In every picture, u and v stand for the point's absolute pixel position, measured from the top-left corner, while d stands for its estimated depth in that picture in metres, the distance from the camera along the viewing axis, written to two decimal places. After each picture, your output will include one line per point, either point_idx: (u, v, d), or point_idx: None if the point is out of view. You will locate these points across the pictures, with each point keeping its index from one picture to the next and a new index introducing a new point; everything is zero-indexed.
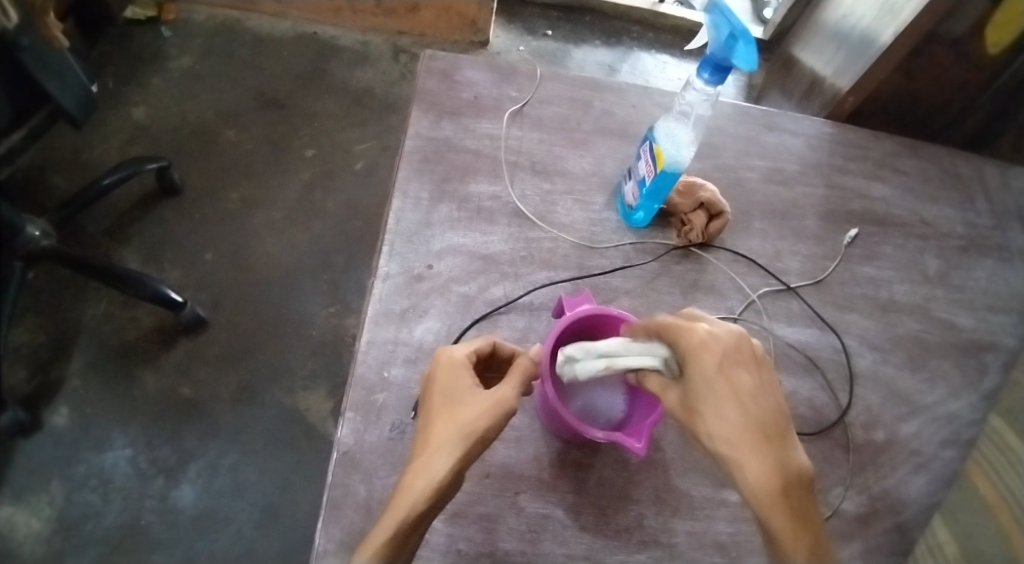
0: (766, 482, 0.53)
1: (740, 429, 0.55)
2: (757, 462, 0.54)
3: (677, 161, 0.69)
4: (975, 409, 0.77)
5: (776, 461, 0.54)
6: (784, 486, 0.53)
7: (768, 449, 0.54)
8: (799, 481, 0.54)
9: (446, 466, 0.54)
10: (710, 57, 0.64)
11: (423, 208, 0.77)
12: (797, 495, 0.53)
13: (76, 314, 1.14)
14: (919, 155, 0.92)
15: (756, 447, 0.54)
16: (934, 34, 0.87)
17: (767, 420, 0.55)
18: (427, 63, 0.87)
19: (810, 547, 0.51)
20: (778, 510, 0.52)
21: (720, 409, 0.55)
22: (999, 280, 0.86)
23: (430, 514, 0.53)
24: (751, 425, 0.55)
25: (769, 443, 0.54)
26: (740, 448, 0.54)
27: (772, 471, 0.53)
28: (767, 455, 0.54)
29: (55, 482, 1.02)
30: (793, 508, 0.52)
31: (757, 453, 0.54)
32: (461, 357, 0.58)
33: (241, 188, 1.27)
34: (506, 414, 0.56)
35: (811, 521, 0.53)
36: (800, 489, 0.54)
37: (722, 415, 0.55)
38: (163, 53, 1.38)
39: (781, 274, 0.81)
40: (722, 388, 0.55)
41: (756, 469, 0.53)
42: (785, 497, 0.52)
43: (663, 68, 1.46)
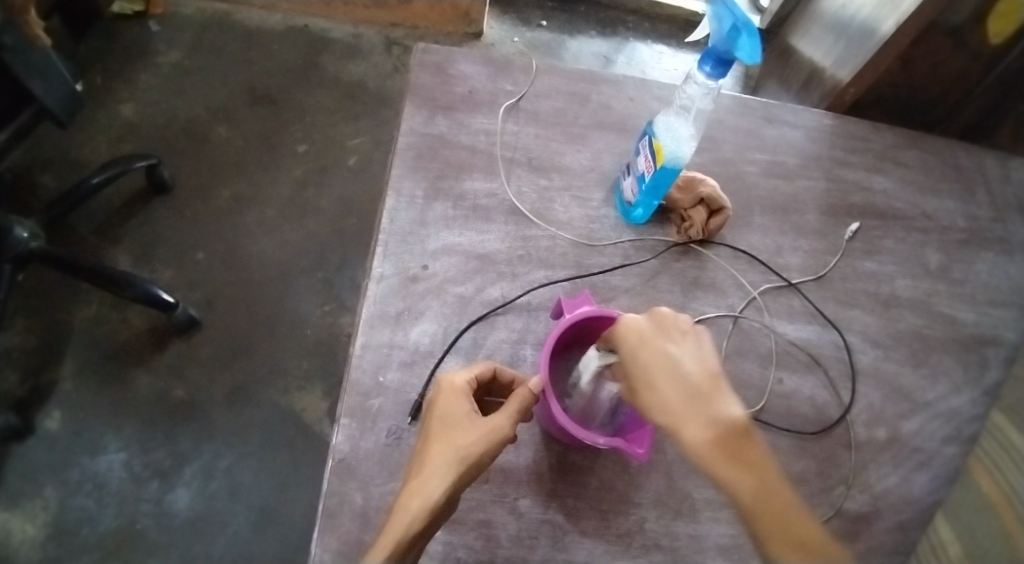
0: (707, 442, 0.52)
1: (673, 397, 0.54)
2: (694, 425, 0.53)
3: (677, 157, 0.68)
4: (977, 405, 0.76)
5: (713, 421, 0.53)
6: (724, 444, 0.52)
7: (702, 409, 0.53)
8: (741, 435, 0.53)
9: (441, 489, 0.53)
10: (712, 50, 0.62)
11: (418, 207, 0.75)
12: (740, 447, 0.52)
13: (67, 316, 1.12)
14: (919, 147, 0.91)
15: (691, 411, 0.53)
16: (936, 22, 0.85)
17: (698, 381, 0.54)
18: (420, 57, 0.85)
19: (758, 495, 0.50)
20: (722, 466, 0.51)
21: (651, 381, 0.54)
22: (1000, 274, 0.85)
23: (423, 537, 0.53)
24: (684, 391, 0.54)
25: (703, 404, 0.54)
26: (676, 415, 0.53)
27: (709, 431, 0.53)
28: (702, 416, 0.53)
29: (49, 487, 1.01)
30: (737, 461, 0.52)
31: (693, 416, 0.53)
32: (462, 383, 0.57)
33: (233, 185, 1.25)
34: (503, 443, 0.55)
35: (760, 471, 0.52)
36: (743, 440, 0.53)
37: (654, 387, 0.54)
38: (151, 48, 1.36)
39: (781, 270, 0.80)
40: (649, 360, 0.55)
41: (694, 433, 0.53)
42: (726, 452, 0.52)
43: (659, 58, 1.44)
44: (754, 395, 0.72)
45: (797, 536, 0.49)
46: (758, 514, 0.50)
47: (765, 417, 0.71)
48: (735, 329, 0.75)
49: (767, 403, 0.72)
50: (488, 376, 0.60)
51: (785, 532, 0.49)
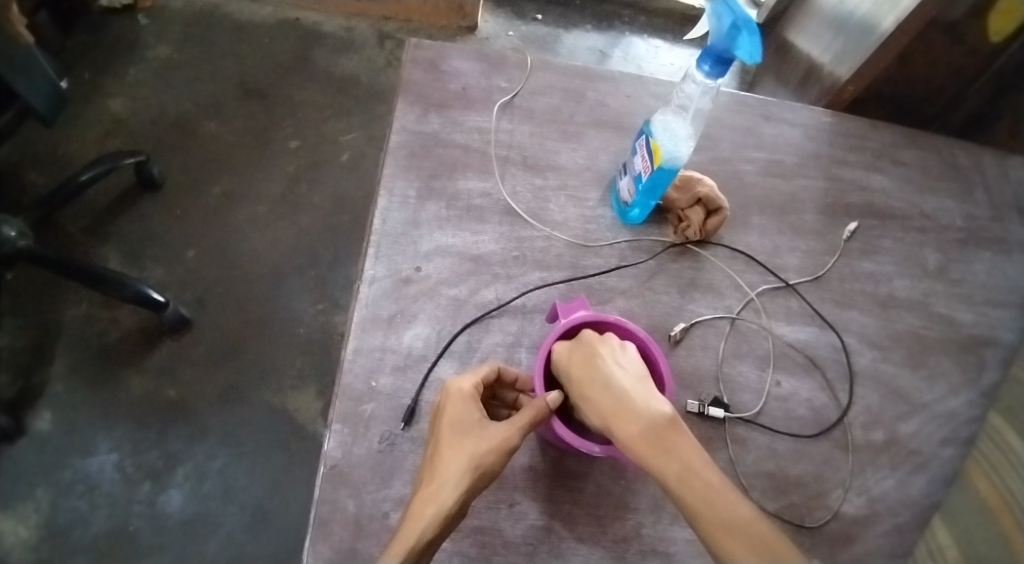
0: (636, 437, 0.55)
1: (603, 400, 0.58)
2: (622, 422, 0.56)
3: (674, 157, 0.66)
4: (975, 406, 0.75)
5: (640, 417, 0.56)
6: (651, 436, 0.55)
7: (629, 409, 0.57)
8: (666, 426, 0.55)
9: (454, 498, 0.52)
10: (711, 48, 0.61)
11: (410, 207, 0.74)
12: (666, 437, 0.55)
13: (56, 315, 1.10)
14: (918, 145, 0.90)
15: (619, 411, 0.57)
16: (937, 20, 0.84)
17: (624, 383, 0.58)
18: (413, 53, 0.84)
19: (684, 478, 0.53)
20: (650, 457, 0.54)
21: (582, 391, 0.59)
22: (998, 273, 0.84)
23: (434, 546, 0.52)
24: (611, 393, 0.58)
25: (629, 403, 0.57)
26: (607, 417, 0.57)
27: (636, 426, 0.56)
28: (629, 412, 0.57)
29: (41, 489, 1.00)
30: (663, 450, 0.54)
31: (622, 415, 0.57)
32: (470, 389, 0.57)
33: (224, 181, 1.24)
34: (514, 451, 0.55)
35: (686, 457, 0.54)
36: (670, 432, 0.55)
37: (585, 396, 0.59)
38: (140, 42, 1.33)
39: (779, 270, 0.79)
40: (577, 371, 0.59)
41: (623, 430, 0.56)
42: (653, 443, 0.55)
43: (655, 53, 1.42)
44: (752, 397, 0.71)
45: (718, 515, 0.50)
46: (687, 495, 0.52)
47: (762, 420, 0.71)
48: (732, 331, 0.74)
49: (765, 406, 0.71)
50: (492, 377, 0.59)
51: (709, 512, 0.51)
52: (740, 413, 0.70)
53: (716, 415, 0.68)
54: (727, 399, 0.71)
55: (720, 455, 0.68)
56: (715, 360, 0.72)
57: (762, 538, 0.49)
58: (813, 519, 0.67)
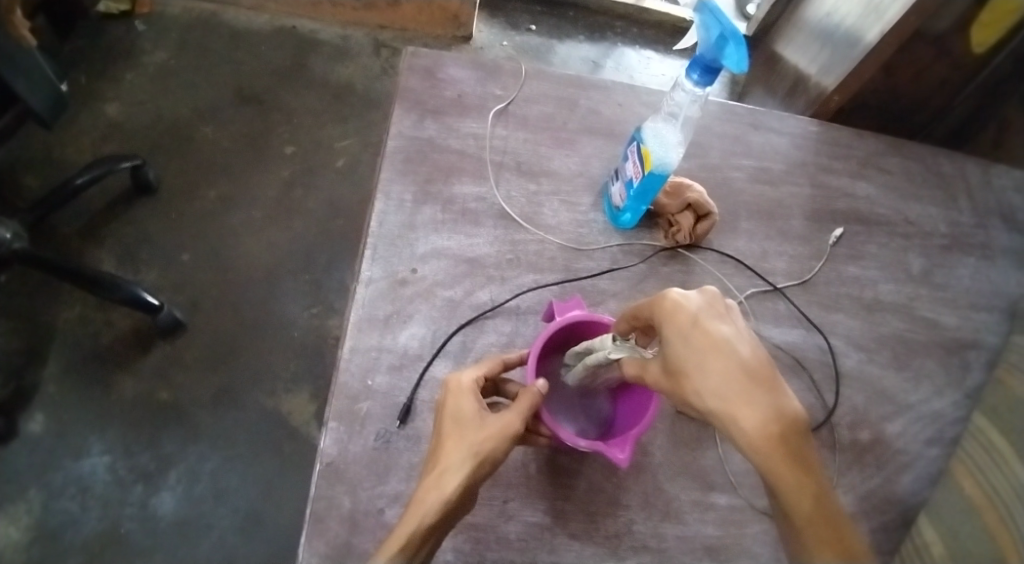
0: (763, 434, 0.46)
1: (727, 381, 0.47)
2: (750, 413, 0.47)
3: (665, 163, 0.68)
4: (958, 407, 0.77)
5: (771, 410, 0.47)
6: (783, 438, 0.46)
7: (760, 396, 0.47)
8: (801, 431, 0.46)
9: (454, 485, 0.52)
10: (700, 58, 0.63)
11: (406, 210, 0.75)
12: (799, 445, 0.46)
13: (50, 318, 1.11)
14: (902, 153, 0.93)
15: (749, 394, 0.47)
16: (919, 32, 0.86)
17: (756, 370, 0.48)
18: (410, 60, 0.85)
19: (815, 495, 0.45)
20: (780, 463, 0.45)
21: (704, 364, 0.48)
22: (981, 278, 0.86)
23: (436, 535, 0.52)
24: (740, 377, 0.48)
25: (760, 393, 0.47)
26: (730, 401, 0.47)
27: (768, 419, 0.46)
28: (759, 404, 0.47)
29: (32, 491, 1.00)
30: (797, 460, 0.45)
31: (749, 404, 0.47)
32: (468, 382, 0.58)
33: (220, 186, 1.24)
34: (513, 439, 0.55)
35: (817, 472, 0.46)
36: (801, 434, 0.47)
37: (706, 368, 0.48)
38: (137, 48, 1.35)
39: (767, 274, 0.81)
40: (704, 343, 0.49)
41: (750, 421, 0.46)
42: (786, 444, 0.46)
43: (647, 64, 1.45)
44: None
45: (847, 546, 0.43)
46: (816, 517, 0.44)
47: None
48: None
49: None
50: (491, 372, 0.60)
51: (838, 545, 0.43)
52: None
53: None
54: None
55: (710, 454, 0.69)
56: None
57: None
58: None
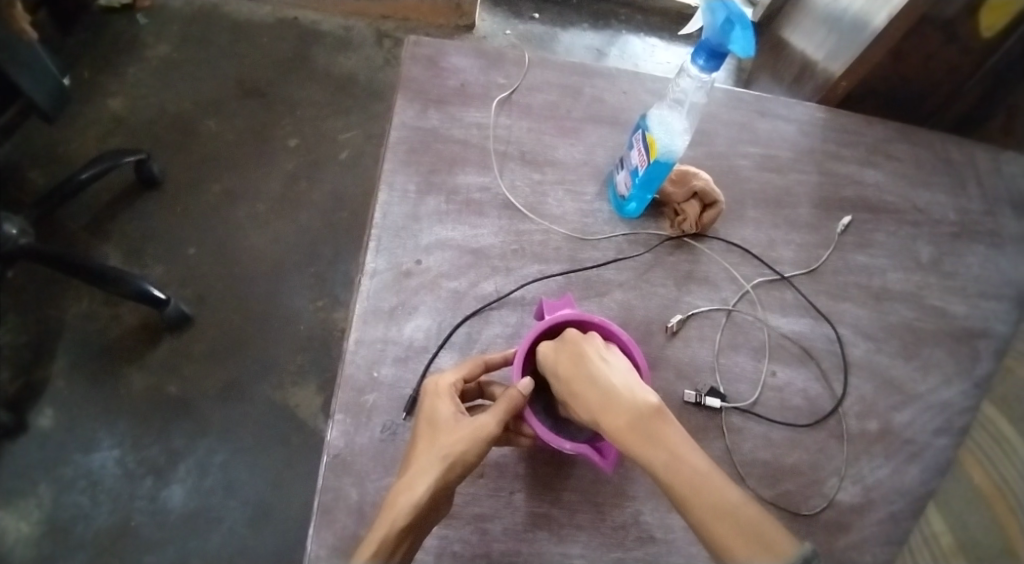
0: (623, 428, 0.53)
1: (590, 394, 0.56)
2: (609, 414, 0.54)
3: (670, 151, 0.67)
4: (968, 396, 0.77)
5: (624, 408, 0.54)
6: (639, 428, 0.53)
7: (613, 400, 0.55)
8: (654, 418, 0.53)
9: (425, 487, 0.51)
10: (705, 43, 0.62)
11: (410, 201, 0.75)
12: (654, 427, 0.52)
13: (57, 313, 1.11)
14: (911, 140, 0.91)
15: (604, 402, 0.55)
16: (927, 17, 0.85)
17: (611, 377, 0.56)
18: (412, 49, 0.84)
19: (673, 466, 0.50)
20: (639, 448, 0.52)
21: (569, 387, 0.57)
22: (990, 266, 0.85)
23: (408, 537, 0.51)
24: (598, 387, 0.56)
25: (616, 396, 0.55)
26: (595, 410, 0.55)
27: (623, 417, 0.54)
28: (617, 404, 0.54)
29: (42, 485, 1.00)
30: (652, 440, 0.52)
31: (610, 407, 0.55)
32: (446, 385, 0.57)
33: (224, 179, 1.24)
34: (489, 442, 0.54)
35: (676, 447, 0.51)
36: (656, 421, 0.53)
37: (572, 392, 0.57)
38: (139, 41, 1.34)
39: (774, 263, 0.80)
40: (565, 370, 0.58)
41: (611, 422, 0.54)
42: (640, 433, 0.52)
43: (652, 51, 1.43)
44: (748, 388, 0.72)
45: (709, 502, 0.47)
46: (678, 484, 0.49)
47: (759, 410, 0.72)
48: (728, 322, 0.75)
49: (760, 396, 0.72)
50: (474, 373, 0.59)
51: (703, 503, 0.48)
52: (737, 403, 0.71)
53: (712, 405, 0.70)
54: (723, 388, 0.72)
55: (716, 444, 0.69)
56: (712, 351, 0.73)
57: (758, 524, 0.46)
58: (809, 506, 0.68)
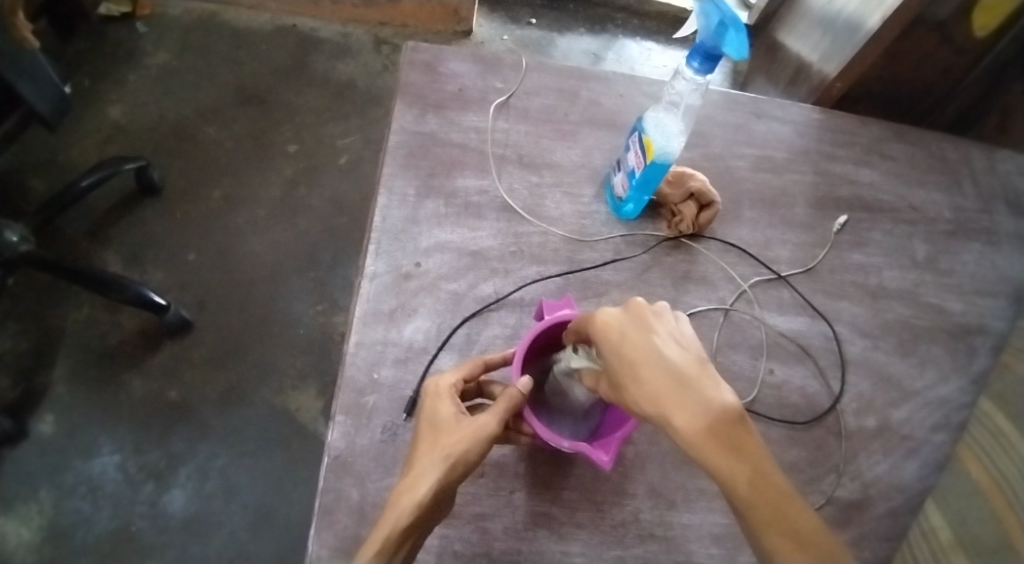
0: (696, 428, 0.46)
1: (659, 383, 0.49)
2: (682, 409, 0.47)
3: (666, 152, 0.68)
4: (965, 393, 0.77)
5: (700, 405, 0.47)
6: (716, 430, 0.46)
7: (688, 394, 0.48)
8: (733, 420, 0.46)
9: (427, 486, 0.52)
10: (700, 46, 0.63)
11: (409, 204, 0.75)
12: (733, 432, 0.46)
13: (58, 319, 1.11)
14: (905, 139, 0.92)
15: (677, 394, 0.48)
16: (920, 18, 0.86)
17: (687, 368, 0.49)
18: (410, 55, 0.85)
19: (753, 480, 0.44)
20: (713, 453, 0.45)
21: (633, 370, 0.50)
22: (986, 264, 0.86)
23: (410, 537, 0.51)
24: (670, 376, 0.49)
25: (692, 390, 0.48)
26: (662, 402, 0.48)
27: (697, 415, 0.47)
28: (692, 400, 0.48)
29: (44, 491, 1.01)
30: (730, 448, 0.45)
31: (682, 402, 0.48)
32: (446, 386, 0.58)
33: (224, 185, 1.25)
34: (489, 441, 0.54)
35: (754, 457, 0.45)
36: (735, 425, 0.46)
37: (636, 374, 0.50)
38: (139, 49, 1.35)
39: (771, 263, 0.80)
40: (633, 349, 0.51)
41: (681, 420, 0.47)
42: (716, 436, 0.46)
43: (648, 55, 1.44)
44: (745, 386, 0.73)
45: (792, 526, 0.42)
46: (756, 500, 0.43)
47: (757, 408, 0.72)
48: (726, 321, 0.76)
49: (758, 394, 0.73)
50: (473, 374, 0.60)
51: (783, 527, 0.42)
52: None
53: None
54: None
55: None
56: (709, 350, 0.74)
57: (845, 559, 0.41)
58: (807, 503, 0.69)
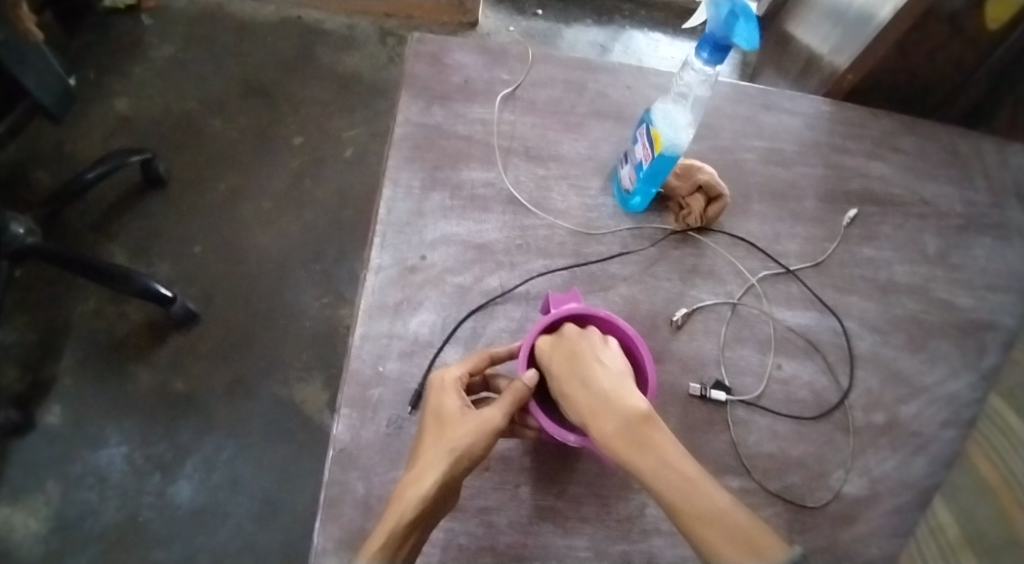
0: (612, 434, 0.53)
1: (582, 397, 0.56)
2: (599, 419, 0.55)
3: (675, 144, 0.67)
4: (975, 389, 0.76)
5: (613, 414, 0.54)
6: (627, 434, 0.53)
7: (603, 405, 0.55)
8: (641, 424, 0.53)
9: (432, 480, 0.51)
10: (710, 36, 0.62)
11: (415, 197, 0.75)
12: (643, 432, 0.53)
13: (65, 311, 1.12)
14: (917, 133, 0.91)
15: (594, 406, 0.56)
16: (933, 9, 0.84)
17: (603, 381, 0.57)
18: (416, 46, 0.85)
19: (660, 472, 0.50)
20: (626, 454, 0.52)
21: (560, 388, 0.58)
22: (998, 259, 0.85)
23: (416, 532, 0.51)
24: (590, 391, 0.56)
25: (608, 400, 0.56)
26: (585, 414, 0.56)
27: (612, 423, 0.54)
28: (607, 410, 0.55)
29: (51, 482, 1.01)
30: (640, 446, 0.52)
31: (601, 411, 0.55)
32: (452, 380, 0.58)
33: (230, 178, 1.25)
34: (495, 436, 0.54)
35: (662, 452, 0.52)
36: (644, 427, 0.53)
37: (564, 392, 0.58)
38: (145, 41, 1.35)
39: (780, 257, 0.80)
40: (558, 368, 0.59)
41: (599, 428, 0.54)
42: (627, 439, 0.53)
43: (656, 46, 1.43)
44: (753, 381, 0.72)
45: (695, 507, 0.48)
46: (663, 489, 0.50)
47: (764, 403, 0.72)
48: (734, 315, 0.75)
49: (766, 389, 0.72)
50: (478, 368, 0.60)
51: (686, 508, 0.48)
52: (742, 396, 0.71)
53: (718, 398, 0.70)
54: (728, 381, 0.72)
55: (722, 437, 0.69)
56: (717, 344, 0.73)
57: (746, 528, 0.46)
58: (814, 499, 0.68)
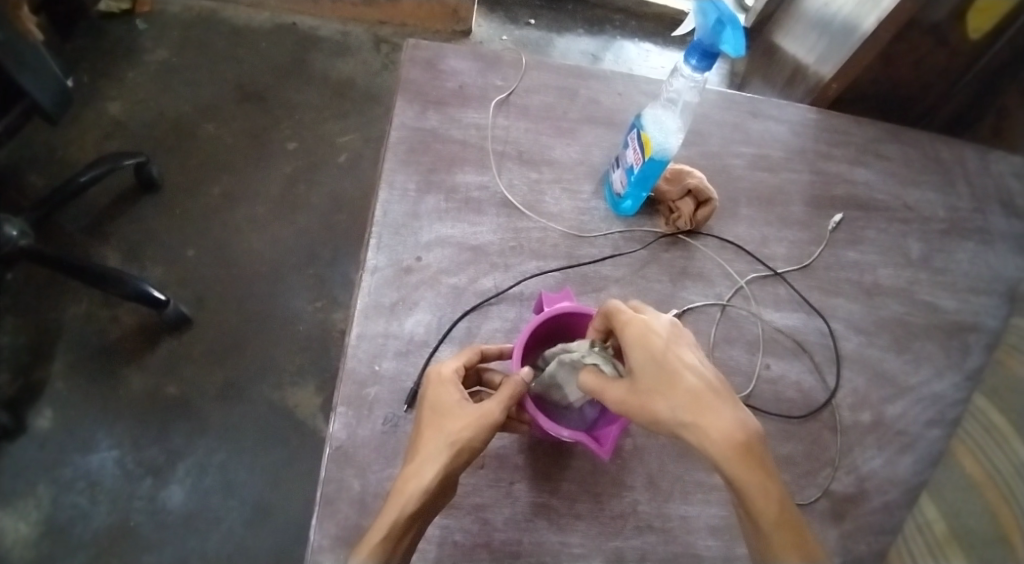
0: (733, 443, 0.52)
1: (699, 400, 0.54)
2: (720, 425, 0.53)
3: (664, 149, 0.69)
4: (959, 389, 0.78)
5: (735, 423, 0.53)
6: (747, 448, 0.52)
7: (724, 412, 0.54)
8: (759, 443, 0.53)
9: (432, 473, 0.52)
10: (698, 44, 0.63)
11: (410, 199, 0.76)
12: (760, 453, 0.53)
13: (56, 315, 1.11)
14: (901, 140, 0.93)
15: (715, 411, 0.54)
16: (915, 19, 0.87)
17: (719, 390, 0.56)
18: (411, 52, 0.86)
19: (778, 498, 0.51)
20: (749, 468, 0.51)
21: (677, 382, 0.55)
22: (980, 263, 0.87)
23: (416, 524, 0.52)
24: (710, 396, 0.55)
25: (721, 405, 0.54)
26: (703, 416, 0.54)
27: (734, 433, 0.53)
28: (726, 420, 0.54)
29: (41, 486, 1.01)
30: (762, 467, 0.52)
31: (719, 418, 0.54)
32: (449, 373, 0.58)
33: (224, 182, 1.25)
34: (493, 429, 0.55)
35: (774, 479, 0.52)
36: (760, 449, 0.53)
37: (676, 385, 0.55)
38: (139, 46, 1.35)
39: (768, 260, 0.81)
40: (675, 362, 0.56)
41: (719, 434, 0.53)
42: (749, 453, 0.52)
43: (646, 56, 1.46)
44: (742, 381, 0.74)
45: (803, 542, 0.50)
46: (777, 516, 0.50)
47: (753, 402, 0.73)
48: (723, 317, 0.77)
49: (755, 389, 0.74)
50: (474, 361, 0.61)
51: (797, 541, 0.50)
52: None
53: None
54: None
55: None
56: (707, 345, 0.75)
57: None
58: (803, 496, 0.70)
